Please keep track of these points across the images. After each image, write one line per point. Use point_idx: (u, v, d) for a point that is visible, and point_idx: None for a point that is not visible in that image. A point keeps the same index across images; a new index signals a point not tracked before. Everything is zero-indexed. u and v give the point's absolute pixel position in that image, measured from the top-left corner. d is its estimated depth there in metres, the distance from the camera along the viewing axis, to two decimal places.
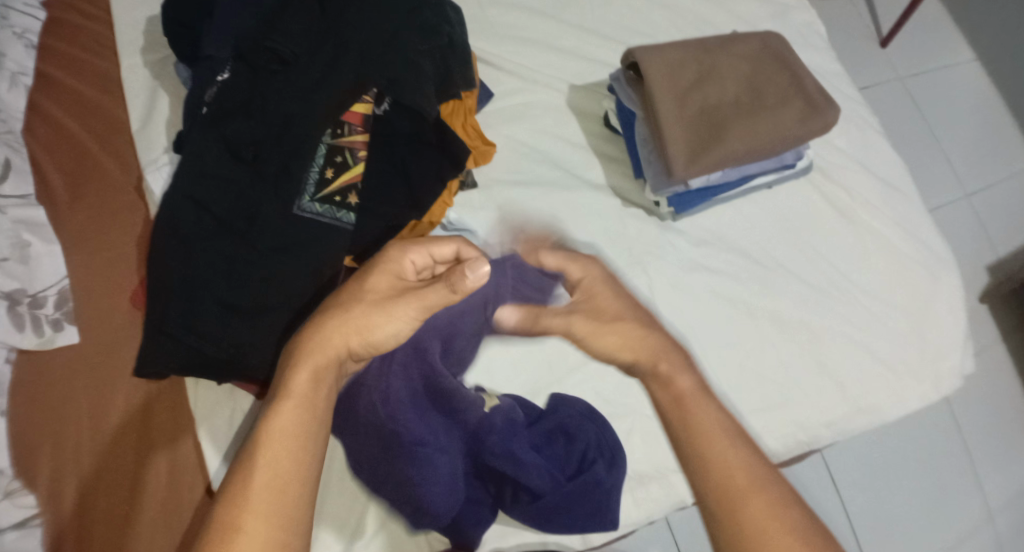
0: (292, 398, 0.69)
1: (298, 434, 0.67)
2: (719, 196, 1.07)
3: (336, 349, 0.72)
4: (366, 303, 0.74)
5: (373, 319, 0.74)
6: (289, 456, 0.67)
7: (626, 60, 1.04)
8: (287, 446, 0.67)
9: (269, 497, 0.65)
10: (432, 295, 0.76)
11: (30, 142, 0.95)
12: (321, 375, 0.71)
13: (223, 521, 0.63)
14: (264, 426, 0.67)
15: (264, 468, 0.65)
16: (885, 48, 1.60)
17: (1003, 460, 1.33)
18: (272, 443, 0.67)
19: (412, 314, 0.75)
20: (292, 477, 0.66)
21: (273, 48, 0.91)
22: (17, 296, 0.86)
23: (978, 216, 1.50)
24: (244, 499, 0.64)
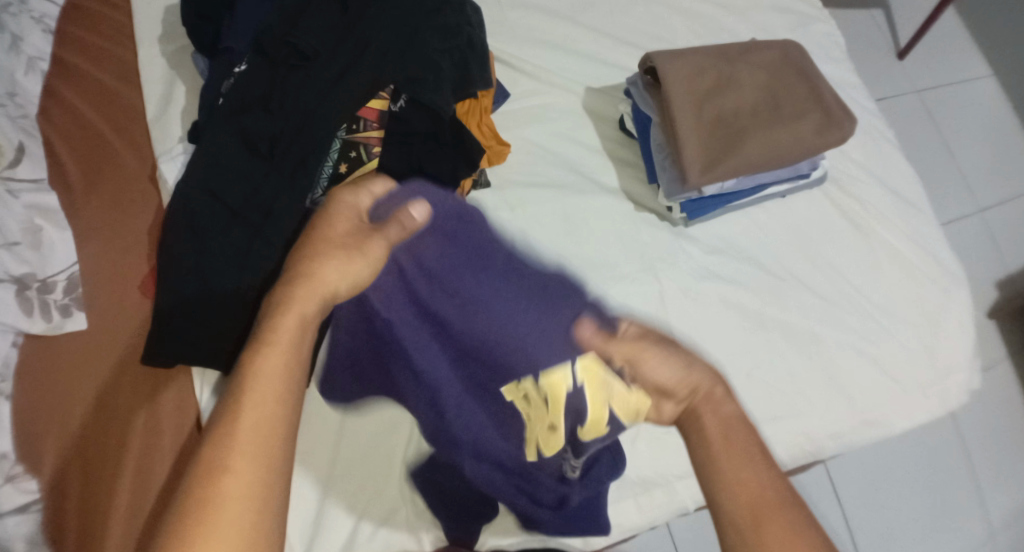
0: (278, 341, 0.62)
1: (286, 377, 0.61)
2: (732, 203, 1.06)
3: (314, 297, 0.65)
4: (331, 247, 0.68)
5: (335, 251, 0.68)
6: (279, 382, 0.61)
7: (644, 65, 1.04)
8: (275, 385, 0.61)
9: (254, 431, 0.59)
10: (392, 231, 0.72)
11: (46, 127, 0.95)
12: (304, 312, 0.64)
13: (203, 458, 0.57)
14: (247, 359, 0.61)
15: (255, 398, 0.60)
16: (902, 60, 1.60)
17: (1007, 478, 1.32)
18: (259, 371, 0.61)
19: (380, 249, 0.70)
20: (279, 410, 0.60)
21: (295, 43, 0.92)
22: (27, 280, 0.85)
23: (990, 231, 1.49)
24: (230, 431, 0.58)
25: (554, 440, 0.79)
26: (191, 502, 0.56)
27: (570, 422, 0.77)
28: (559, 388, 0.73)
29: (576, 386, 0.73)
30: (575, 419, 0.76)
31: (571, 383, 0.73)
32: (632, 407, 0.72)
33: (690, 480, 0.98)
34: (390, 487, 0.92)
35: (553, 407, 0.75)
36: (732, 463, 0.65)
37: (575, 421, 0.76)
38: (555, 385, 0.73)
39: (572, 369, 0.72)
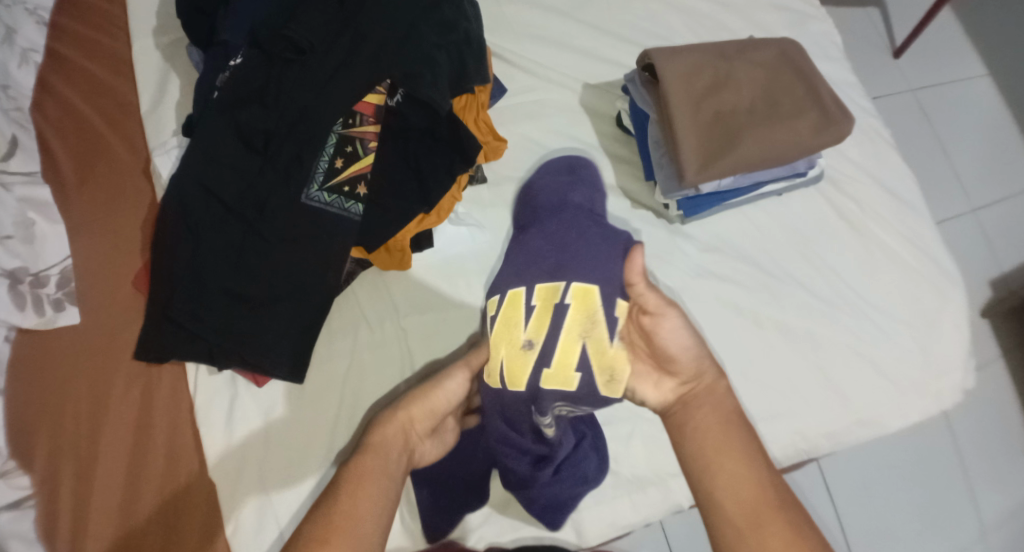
0: (377, 448, 0.78)
1: (379, 479, 0.75)
2: (728, 201, 1.07)
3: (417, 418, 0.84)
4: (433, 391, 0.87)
5: (430, 396, 0.86)
6: (376, 498, 0.73)
7: (641, 62, 1.04)
8: (373, 488, 0.74)
9: (355, 521, 0.70)
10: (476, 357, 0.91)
11: (39, 121, 0.94)
12: (397, 431, 0.81)
13: (307, 536, 0.68)
14: (352, 471, 0.75)
15: (354, 506, 0.71)
16: (897, 59, 1.60)
17: (1000, 477, 1.33)
18: (362, 486, 0.73)
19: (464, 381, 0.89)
20: (369, 517, 0.71)
21: (290, 36, 0.90)
22: (18, 274, 0.84)
23: (984, 231, 1.50)
24: (331, 519, 0.69)
25: (516, 371, 0.84)
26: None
27: (540, 354, 0.83)
28: (545, 298, 0.85)
29: (562, 304, 0.83)
30: (545, 352, 0.83)
31: (559, 299, 0.84)
32: (608, 364, 0.81)
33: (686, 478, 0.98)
34: None
35: (530, 327, 0.84)
36: (729, 462, 0.74)
37: (541, 360, 0.83)
38: (541, 297, 0.85)
39: (566, 287, 0.84)
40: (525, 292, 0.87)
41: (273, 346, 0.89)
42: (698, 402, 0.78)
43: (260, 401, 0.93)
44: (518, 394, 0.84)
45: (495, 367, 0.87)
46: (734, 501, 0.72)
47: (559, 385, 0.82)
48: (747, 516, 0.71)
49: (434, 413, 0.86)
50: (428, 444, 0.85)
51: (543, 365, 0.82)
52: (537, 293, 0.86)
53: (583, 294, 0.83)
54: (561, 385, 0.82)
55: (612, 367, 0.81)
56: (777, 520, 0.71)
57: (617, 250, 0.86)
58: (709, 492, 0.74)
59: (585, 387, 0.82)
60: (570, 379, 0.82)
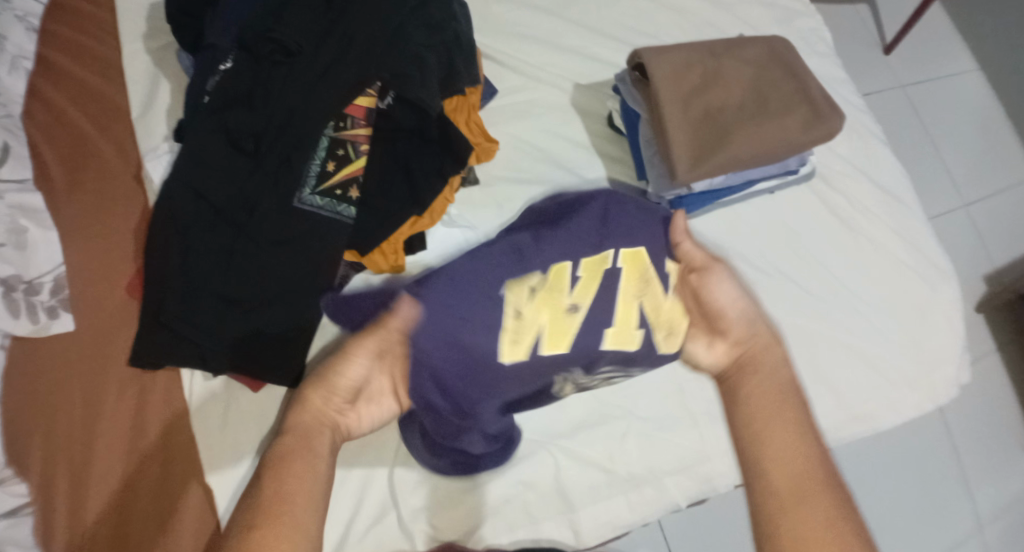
0: (296, 438, 0.73)
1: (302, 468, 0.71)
2: (721, 200, 1.07)
3: (319, 404, 0.78)
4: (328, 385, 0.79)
5: (333, 379, 0.80)
6: (308, 478, 0.70)
7: (631, 61, 1.04)
8: (299, 479, 0.70)
9: (287, 512, 0.67)
10: (376, 336, 0.80)
11: (30, 127, 0.94)
12: (314, 421, 0.76)
13: (243, 522, 0.66)
14: (275, 452, 0.72)
15: (285, 484, 0.69)
16: (888, 55, 1.61)
17: (994, 469, 1.34)
18: (287, 467, 0.70)
19: (366, 358, 0.81)
20: (301, 496, 0.68)
21: (278, 39, 0.91)
22: (12, 282, 0.85)
23: (976, 225, 1.50)
24: (258, 502, 0.67)
25: (562, 337, 0.79)
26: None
27: (598, 317, 0.80)
28: (591, 267, 0.81)
29: (615, 268, 0.81)
30: (605, 314, 0.81)
31: (611, 264, 0.81)
32: (667, 319, 0.84)
33: (681, 476, 0.98)
34: (380, 488, 0.93)
35: (582, 290, 0.80)
36: (779, 433, 0.74)
37: (602, 320, 0.81)
38: (586, 266, 0.81)
39: (615, 254, 0.82)
40: (565, 263, 0.80)
41: (269, 349, 0.90)
42: (755, 364, 0.82)
43: (255, 403, 0.93)
44: (560, 358, 0.80)
45: (529, 337, 0.78)
46: (781, 474, 0.71)
47: (620, 344, 0.82)
48: (792, 489, 0.70)
49: (342, 391, 0.80)
50: (354, 417, 0.81)
51: (606, 327, 0.81)
52: (582, 264, 0.81)
53: (633, 257, 0.82)
54: (624, 345, 0.82)
55: (670, 322, 0.84)
56: (823, 495, 0.70)
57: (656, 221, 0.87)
58: (758, 465, 0.73)
59: (644, 344, 0.83)
60: (632, 337, 0.82)
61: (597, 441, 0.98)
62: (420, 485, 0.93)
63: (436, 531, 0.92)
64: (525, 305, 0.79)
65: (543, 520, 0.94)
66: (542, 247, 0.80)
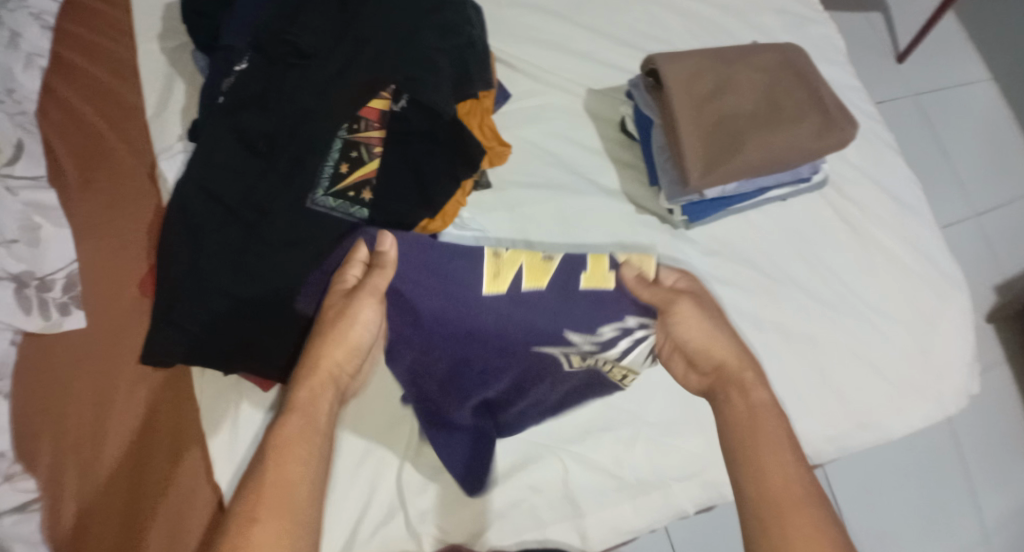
0: (306, 410, 0.73)
1: (308, 444, 0.71)
2: (733, 206, 1.06)
3: (327, 369, 0.77)
4: (331, 343, 0.78)
5: (342, 336, 0.78)
6: (307, 465, 0.70)
7: (645, 67, 1.05)
8: (303, 455, 0.71)
9: (284, 495, 0.68)
10: (376, 280, 0.80)
11: (44, 125, 0.95)
12: (323, 389, 0.76)
13: (241, 511, 0.66)
14: (279, 433, 0.71)
15: (283, 473, 0.69)
16: (901, 64, 1.60)
17: (1002, 481, 1.33)
18: (288, 452, 0.70)
19: (373, 309, 0.80)
20: (302, 480, 0.69)
21: (293, 41, 0.92)
22: (24, 278, 0.86)
23: (987, 236, 1.50)
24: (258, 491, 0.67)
25: (540, 274, 0.86)
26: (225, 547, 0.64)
27: (570, 266, 0.86)
28: None
29: None
30: (575, 260, 0.87)
31: None
32: (638, 259, 0.87)
33: (688, 482, 0.98)
34: (387, 489, 0.93)
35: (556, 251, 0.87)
36: (768, 446, 0.73)
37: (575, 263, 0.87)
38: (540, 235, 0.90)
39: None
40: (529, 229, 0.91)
41: (280, 349, 0.90)
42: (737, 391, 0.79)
43: (263, 403, 0.93)
44: (538, 293, 0.85)
45: (509, 271, 0.85)
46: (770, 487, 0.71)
47: (595, 285, 0.86)
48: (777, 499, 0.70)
49: (354, 351, 0.79)
50: (353, 375, 0.81)
51: (578, 270, 0.86)
52: None
53: None
54: (598, 286, 0.86)
55: (641, 266, 0.87)
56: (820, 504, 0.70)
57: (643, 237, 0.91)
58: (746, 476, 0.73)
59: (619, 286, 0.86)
60: (605, 279, 0.86)
61: (604, 447, 0.98)
62: (428, 486, 0.93)
63: (443, 533, 0.92)
64: (507, 251, 0.86)
65: (550, 523, 0.94)
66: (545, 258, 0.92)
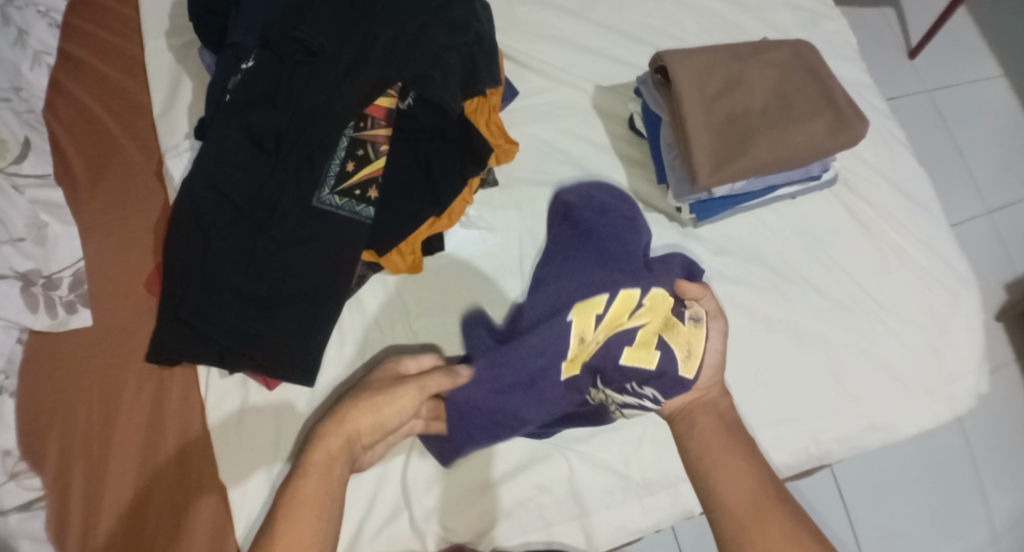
0: (317, 472, 0.74)
1: (318, 509, 0.72)
2: (742, 204, 1.05)
3: (347, 433, 0.78)
4: (364, 414, 0.79)
5: (376, 406, 0.80)
6: (316, 523, 0.71)
7: (654, 64, 1.03)
8: (313, 519, 0.71)
9: None
10: (432, 382, 0.84)
11: (51, 121, 0.94)
12: (336, 455, 0.76)
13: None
14: (293, 491, 0.72)
15: (295, 526, 0.70)
16: (913, 59, 1.59)
17: (1015, 480, 1.32)
18: (300, 512, 0.71)
19: (414, 400, 0.82)
20: (309, 543, 0.69)
21: (300, 38, 0.91)
22: (31, 276, 0.84)
23: (999, 233, 1.48)
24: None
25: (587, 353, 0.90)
26: None
27: (619, 339, 0.90)
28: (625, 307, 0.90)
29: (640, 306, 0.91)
30: (624, 337, 0.90)
31: (635, 302, 0.91)
32: (685, 341, 0.91)
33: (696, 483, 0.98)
34: (394, 487, 0.93)
35: (644, 312, 0.91)
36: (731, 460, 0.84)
37: (625, 339, 0.90)
38: (626, 298, 0.90)
39: (645, 290, 0.91)
40: (634, 291, 0.91)
41: (281, 346, 0.89)
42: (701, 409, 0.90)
43: (270, 401, 0.93)
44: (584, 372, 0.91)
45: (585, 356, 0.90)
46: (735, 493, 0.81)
47: (637, 362, 0.90)
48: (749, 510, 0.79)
49: (379, 426, 0.80)
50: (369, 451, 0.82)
51: (624, 345, 0.90)
52: (614, 300, 0.90)
53: (649, 300, 0.91)
54: (641, 363, 0.89)
55: (688, 344, 0.91)
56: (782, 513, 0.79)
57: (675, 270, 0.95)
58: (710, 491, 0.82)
59: (665, 363, 0.89)
60: (649, 357, 0.89)
61: (612, 446, 0.97)
62: (433, 486, 0.93)
63: (449, 533, 0.92)
64: (591, 333, 0.89)
65: (557, 524, 0.94)
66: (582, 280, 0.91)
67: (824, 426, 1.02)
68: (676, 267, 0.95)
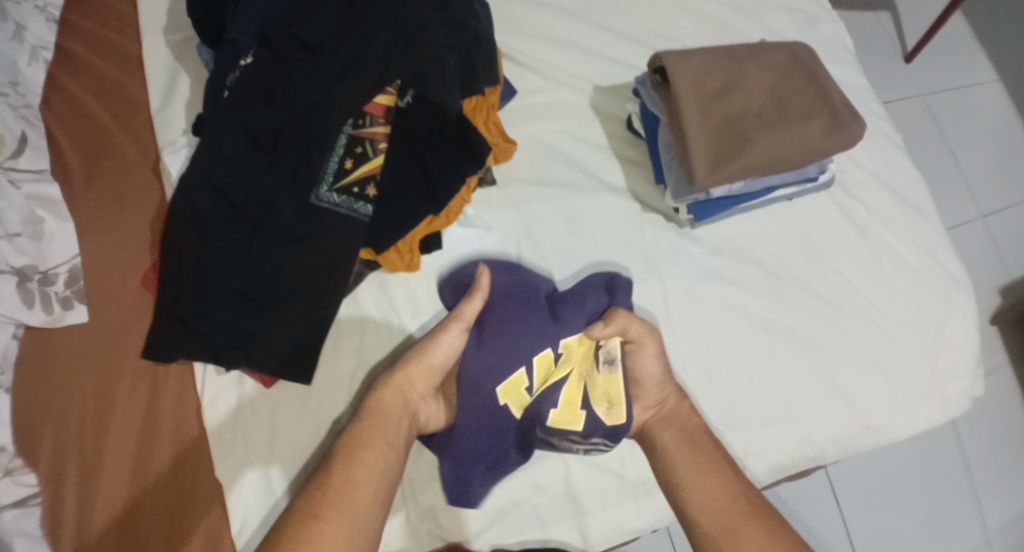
0: (378, 416, 0.78)
1: (381, 449, 0.75)
2: (739, 206, 1.06)
3: (405, 385, 0.82)
4: (422, 364, 0.84)
5: (427, 354, 0.84)
6: (372, 468, 0.73)
7: (652, 65, 1.04)
8: (377, 456, 0.75)
9: (351, 498, 0.70)
10: (466, 307, 0.84)
11: (47, 117, 0.94)
12: (399, 402, 0.81)
13: (304, 511, 0.69)
14: (353, 439, 0.75)
15: (353, 473, 0.72)
16: (908, 63, 1.60)
17: (1007, 482, 1.32)
18: (359, 455, 0.74)
19: (457, 337, 0.85)
20: (366, 484, 0.72)
21: (299, 35, 0.91)
22: (27, 271, 0.84)
23: (993, 237, 1.49)
24: (324, 492, 0.70)
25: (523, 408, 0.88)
26: (293, 528, 0.67)
27: (548, 397, 0.86)
28: (543, 366, 0.87)
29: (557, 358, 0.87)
30: (549, 397, 0.86)
31: (554, 356, 0.87)
32: (605, 391, 0.87)
33: None
34: None
35: (564, 363, 0.87)
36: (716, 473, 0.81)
37: (550, 401, 0.86)
38: (542, 360, 0.87)
39: (557, 344, 0.87)
40: (548, 351, 0.87)
41: (276, 343, 0.89)
42: (664, 422, 0.87)
43: (265, 401, 0.92)
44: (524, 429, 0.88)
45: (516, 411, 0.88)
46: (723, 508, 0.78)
47: (568, 424, 0.87)
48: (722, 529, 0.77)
49: (433, 371, 0.84)
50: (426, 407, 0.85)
51: (550, 407, 0.86)
52: (534, 361, 0.86)
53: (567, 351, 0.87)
54: (569, 425, 0.87)
55: (609, 396, 0.87)
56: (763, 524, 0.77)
57: (602, 293, 0.90)
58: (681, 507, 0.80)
59: (590, 422, 0.87)
60: (576, 418, 0.87)
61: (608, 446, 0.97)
62: (429, 485, 0.93)
63: (444, 532, 0.92)
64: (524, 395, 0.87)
65: (552, 523, 0.94)
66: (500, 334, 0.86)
67: (819, 427, 1.02)
68: (596, 286, 0.91)
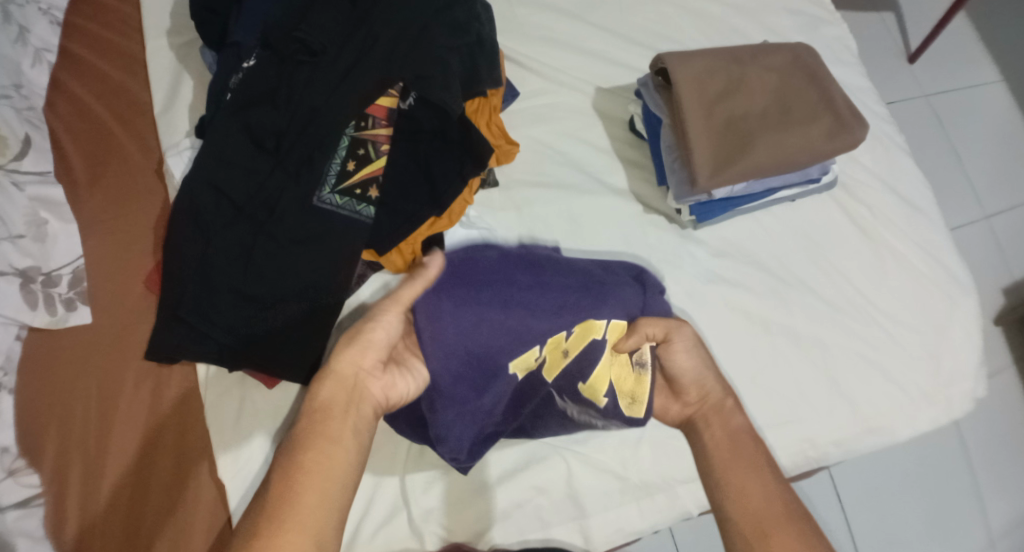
0: (317, 416, 0.72)
1: (320, 452, 0.70)
2: (742, 207, 1.06)
3: (347, 376, 0.76)
4: (359, 348, 0.77)
5: (366, 336, 0.78)
6: (320, 475, 0.69)
7: (655, 66, 1.04)
8: (319, 460, 0.70)
9: (295, 512, 0.66)
10: (406, 291, 0.80)
11: (51, 119, 0.94)
12: (340, 393, 0.75)
13: (247, 529, 0.65)
14: (291, 444, 0.71)
15: (300, 482, 0.68)
16: (912, 64, 1.59)
17: (1010, 484, 1.32)
18: (303, 461, 0.69)
19: (395, 318, 0.79)
20: (313, 493, 0.68)
21: (302, 38, 0.91)
22: (31, 273, 0.84)
23: (996, 238, 1.49)
24: (266, 507, 0.66)
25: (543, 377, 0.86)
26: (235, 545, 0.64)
27: (576, 376, 0.86)
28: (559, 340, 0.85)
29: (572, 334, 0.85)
30: (581, 373, 0.86)
31: (568, 333, 0.85)
32: (631, 387, 0.89)
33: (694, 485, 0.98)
34: (391, 486, 0.92)
35: (579, 339, 0.85)
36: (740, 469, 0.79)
37: (579, 375, 0.86)
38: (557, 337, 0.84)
39: (579, 320, 0.84)
40: (563, 332, 0.84)
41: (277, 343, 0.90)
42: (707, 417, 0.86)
43: (268, 402, 0.93)
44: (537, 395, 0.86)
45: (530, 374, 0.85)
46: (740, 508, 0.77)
47: (591, 397, 0.88)
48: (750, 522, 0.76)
49: (375, 350, 0.78)
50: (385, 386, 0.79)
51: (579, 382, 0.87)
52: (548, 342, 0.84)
53: (586, 329, 0.85)
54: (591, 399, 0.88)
55: (633, 391, 0.89)
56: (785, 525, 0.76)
57: (634, 288, 0.90)
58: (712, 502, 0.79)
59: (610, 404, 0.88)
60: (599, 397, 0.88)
61: (610, 448, 0.98)
62: (431, 486, 0.93)
63: (446, 533, 0.92)
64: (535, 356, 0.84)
65: (554, 524, 0.94)
66: (514, 310, 0.83)
67: (822, 428, 1.02)
68: (623, 272, 0.93)
